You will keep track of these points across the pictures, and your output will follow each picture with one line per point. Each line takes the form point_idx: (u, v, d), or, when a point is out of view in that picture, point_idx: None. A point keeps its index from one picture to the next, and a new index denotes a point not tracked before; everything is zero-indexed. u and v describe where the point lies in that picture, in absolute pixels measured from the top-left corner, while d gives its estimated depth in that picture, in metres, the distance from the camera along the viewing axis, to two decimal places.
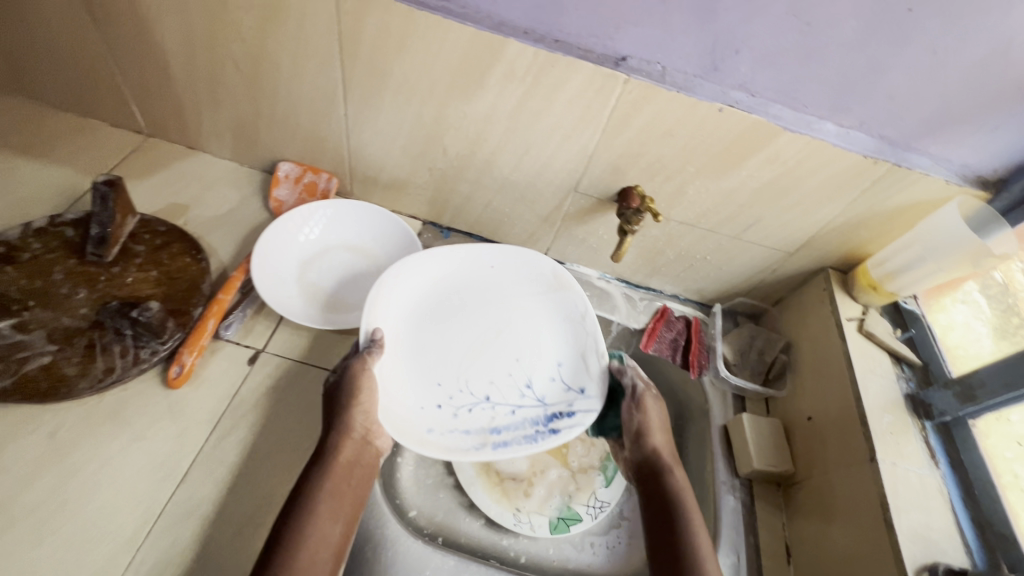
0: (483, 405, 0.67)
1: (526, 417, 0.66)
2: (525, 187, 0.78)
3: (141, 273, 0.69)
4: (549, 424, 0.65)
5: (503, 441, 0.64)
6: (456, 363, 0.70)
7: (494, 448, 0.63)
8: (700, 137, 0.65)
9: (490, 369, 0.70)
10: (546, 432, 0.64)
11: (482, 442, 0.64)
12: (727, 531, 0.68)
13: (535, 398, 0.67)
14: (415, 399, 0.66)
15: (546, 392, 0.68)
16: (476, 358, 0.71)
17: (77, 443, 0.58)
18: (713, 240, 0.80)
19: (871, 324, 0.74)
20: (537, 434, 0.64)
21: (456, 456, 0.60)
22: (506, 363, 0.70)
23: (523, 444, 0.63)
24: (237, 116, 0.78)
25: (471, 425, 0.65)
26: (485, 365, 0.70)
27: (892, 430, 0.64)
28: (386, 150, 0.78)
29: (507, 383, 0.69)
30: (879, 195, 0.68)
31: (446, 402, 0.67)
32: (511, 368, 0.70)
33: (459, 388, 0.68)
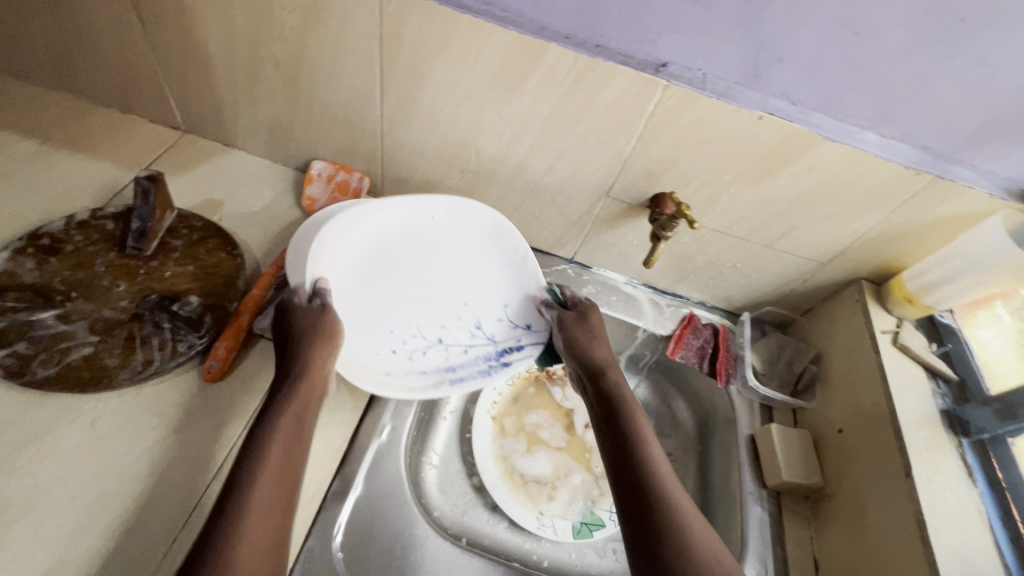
0: (437, 346, 0.74)
1: (478, 354, 0.74)
2: (556, 191, 0.78)
3: (179, 268, 0.70)
4: (501, 358, 0.73)
5: (458, 377, 0.72)
6: (405, 311, 0.75)
7: (451, 383, 0.71)
8: (739, 145, 0.65)
9: (438, 315, 0.76)
10: (499, 365, 0.73)
11: (439, 379, 0.71)
12: (754, 543, 0.68)
13: (484, 337, 0.75)
14: (369, 346, 0.71)
15: (495, 331, 0.75)
16: (423, 305, 0.76)
17: (116, 433, 0.59)
18: (744, 248, 0.79)
19: (906, 337, 0.73)
20: (490, 369, 0.73)
21: (418, 394, 0.67)
22: (454, 307, 0.77)
23: (478, 378, 0.71)
24: (274, 114, 0.79)
25: (427, 365, 0.72)
26: (433, 310, 0.76)
27: (928, 446, 0.63)
28: (419, 151, 0.78)
29: (457, 326, 0.75)
30: (919, 207, 0.67)
31: (399, 346, 0.72)
32: (460, 313, 0.76)
33: (411, 333, 0.74)
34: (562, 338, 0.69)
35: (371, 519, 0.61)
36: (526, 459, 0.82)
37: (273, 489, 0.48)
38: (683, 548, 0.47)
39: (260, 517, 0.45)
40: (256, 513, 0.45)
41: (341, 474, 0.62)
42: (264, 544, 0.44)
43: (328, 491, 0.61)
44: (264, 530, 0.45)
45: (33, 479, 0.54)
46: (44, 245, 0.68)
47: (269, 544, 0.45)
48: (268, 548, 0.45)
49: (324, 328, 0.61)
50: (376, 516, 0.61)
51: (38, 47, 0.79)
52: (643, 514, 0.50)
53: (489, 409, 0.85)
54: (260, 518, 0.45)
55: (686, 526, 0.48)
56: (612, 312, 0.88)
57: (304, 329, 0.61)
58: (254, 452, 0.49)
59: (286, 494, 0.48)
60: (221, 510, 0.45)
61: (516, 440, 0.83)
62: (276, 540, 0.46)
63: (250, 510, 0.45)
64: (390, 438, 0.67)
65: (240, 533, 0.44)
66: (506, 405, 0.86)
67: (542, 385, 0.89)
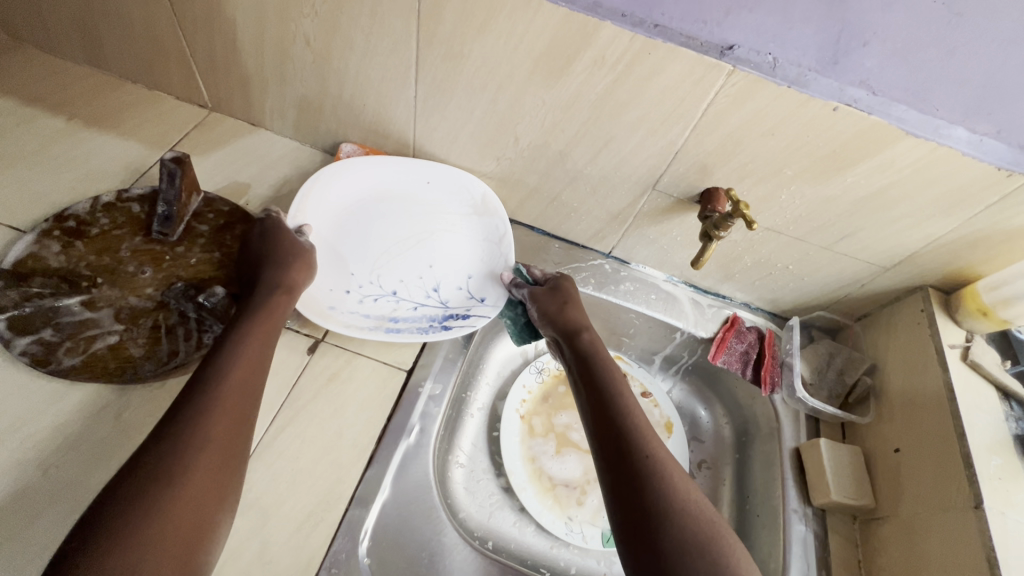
0: (390, 298, 0.71)
1: (425, 314, 0.71)
2: (598, 182, 0.73)
3: (205, 254, 0.68)
4: (445, 322, 0.71)
5: (396, 328, 0.69)
6: (372, 258, 0.73)
7: (386, 332, 0.68)
8: (808, 139, 0.59)
9: (401, 269, 0.73)
10: (439, 327, 0.70)
11: (378, 325, 0.69)
12: (796, 565, 0.64)
13: (438, 300, 0.72)
14: (325, 279, 0.70)
15: (450, 297, 0.73)
16: (390, 255, 0.73)
17: (141, 426, 0.57)
18: (800, 249, 0.73)
19: (977, 353, 0.67)
20: (430, 328, 0.70)
21: (351, 331, 0.65)
22: (419, 266, 0.74)
23: (414, 334, 0.69)
24: (303, 93, 0.76)
25: (373, 311, 0.70)
26: (398, 263, 0.73)
27: (1000, 474, 0.58)
28: (454, 136, 0.74)
29: (416, 283, 0.73)
30: (1007, 212, 0.60)
31: (354, 289, 0.70)
32: (422, 272, 0.73)
33: (369, 279, 0.71)
34: (536, 302, 0.68)
35: (398, 524, 0.59)
36: (555, 461, 0.79)
37: (237, 390, 0.49)
38: (662, 492, 0.49)
39: (225, 412, 0.48)
40: (219, 407, 0.47)
41: (367, 478, 0.59)
42: (228, 435, 0.47)
43: (354, 494, 0.58)
44: (226, 424, 0.47)
45: (58, 471, 0.53)
46: (69, 227, 0.66)
47: (232, 437, 0.47)
48: (233, 439, 0.47)
49: (296, 255, 0.63)
50: (403, 521, 0.59)
51: (63, 18, 0.76)
52: (624, 465, 0.51)
53: (518, 407, 0.81)
54: (225, 412, 0.47)
55: (665, 475, 0.50)
56: (650, 311, 0.83)
57: (277, 254, 0.62)
58: (222, 354, 0.51)
59: (250, 395, 0.50)
60: (185, 401, 0.47)
61: (545, 441, 0.80)
62: (240, 434, 0.48)
63: (214, 404, 0.47)
64: (418, 440, 0.64)
65: (204, 423, 0.46)
66: (536, 403, 0.83)
67: None
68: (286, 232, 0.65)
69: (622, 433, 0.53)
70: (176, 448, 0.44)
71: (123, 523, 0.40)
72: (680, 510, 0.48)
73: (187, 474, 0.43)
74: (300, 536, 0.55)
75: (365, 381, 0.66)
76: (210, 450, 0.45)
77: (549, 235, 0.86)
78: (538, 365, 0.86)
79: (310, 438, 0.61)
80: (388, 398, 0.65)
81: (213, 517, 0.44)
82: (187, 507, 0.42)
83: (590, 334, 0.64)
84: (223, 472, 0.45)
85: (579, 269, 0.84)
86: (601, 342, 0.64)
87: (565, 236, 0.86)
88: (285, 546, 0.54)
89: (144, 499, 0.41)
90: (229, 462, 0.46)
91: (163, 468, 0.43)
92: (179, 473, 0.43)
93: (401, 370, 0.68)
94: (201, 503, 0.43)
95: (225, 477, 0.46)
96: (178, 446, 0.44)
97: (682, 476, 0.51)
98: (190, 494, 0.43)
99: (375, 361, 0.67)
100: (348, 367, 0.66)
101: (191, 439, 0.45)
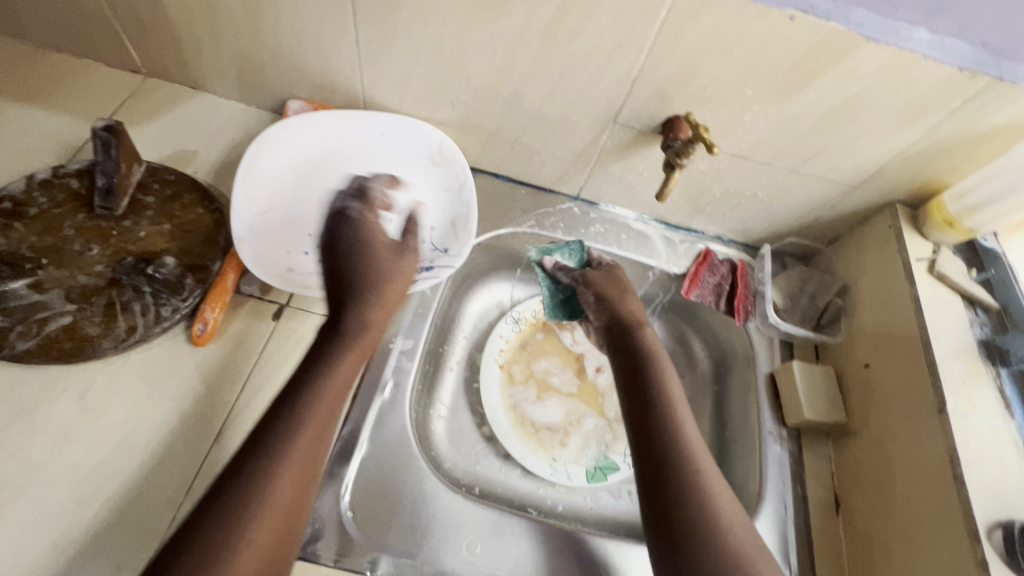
0: None
1: None
2: (557, 120, 0.71)
3: (153, 227, 0.65)
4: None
5: None
6: None
7: None
8: (766, 53, 0.56)
9: None
10: None
11: None
12: (773, 482, 0.66)
13: None
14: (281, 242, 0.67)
15: None
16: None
17: (108, 404, 0.56)
18: (768, 174, 0.72)
19: (944, 264, 0.67)
20: None
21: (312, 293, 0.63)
22: None
23: None
24: (239, 48, 0.71)
25: None
26: None
27: (963, 378, 0.59)
28: (403, 83, 0.70)
29: None
30: (969, 116, 0.59)
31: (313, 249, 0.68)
32: None
33: None
34: (591, 286, 0.73)
35: (378, 477, 0.60)
36: (536, 406, 0.80)
37: (330, 397, 0.50)
38: (705, 506, 0.50)
39: (317, 417, 0.49)
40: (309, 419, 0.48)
41: (344, 436, 0.60)
42: (314, 442, 0.48)
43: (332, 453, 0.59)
44: (312, 436, 0.48)
45: (27, 454, 0.53)
46: (5, 209, 0.62)
47: (318, 441, 0.48)
48: (317, 451, 0.48)
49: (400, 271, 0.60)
50: (383, 474, 0.60)
51: None
52: (658, 452, 0.54)
53: (496, 357, 0.82)
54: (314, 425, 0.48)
55: (697, 470, 0.52)
56: (622, 252, 0.82)
57: (383, 267, 0.58)
58: (319, 361, 0.52)
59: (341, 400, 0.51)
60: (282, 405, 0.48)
61: (525, 387, 0.81)
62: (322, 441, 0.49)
63: (304, 414, 0.48)
64: (392, 395, 0.64)
65: (297, 428, 0.47)
66: (514, 352, 0.83)
67: (550, 331, 0.86)
68: (383, 239, 0.61)
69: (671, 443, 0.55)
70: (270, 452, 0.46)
71: (221, 525, 0.42)
72: (711, 511, 0.50)
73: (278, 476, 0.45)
74: None
75: None
76: (297, 458, 0.46)
77: (515, 182, 0.84)
78: (515, 315, 0.86)
79: None
80: None
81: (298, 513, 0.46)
82: (276, 508, 0.44)
83: (646, 339, 0.67)
84: (306, 477, 0.47)
85: (548, 215, 0.83)
86: (654, 337, 0.67)
87: (530, 182, 0.84)
88: None
89: (241, 500, 0.43)
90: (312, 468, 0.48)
91: (253, 479, 0.44)
92: (271, 473, 0.45)
93: None
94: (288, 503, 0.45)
95: (308, 478, 0.47)
96: (270, 451, 0.46)
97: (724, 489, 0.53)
98: (280, 498, 0.45)
99: None
100: (316, 331, 0.65)
101: (284, 452, 0.46)
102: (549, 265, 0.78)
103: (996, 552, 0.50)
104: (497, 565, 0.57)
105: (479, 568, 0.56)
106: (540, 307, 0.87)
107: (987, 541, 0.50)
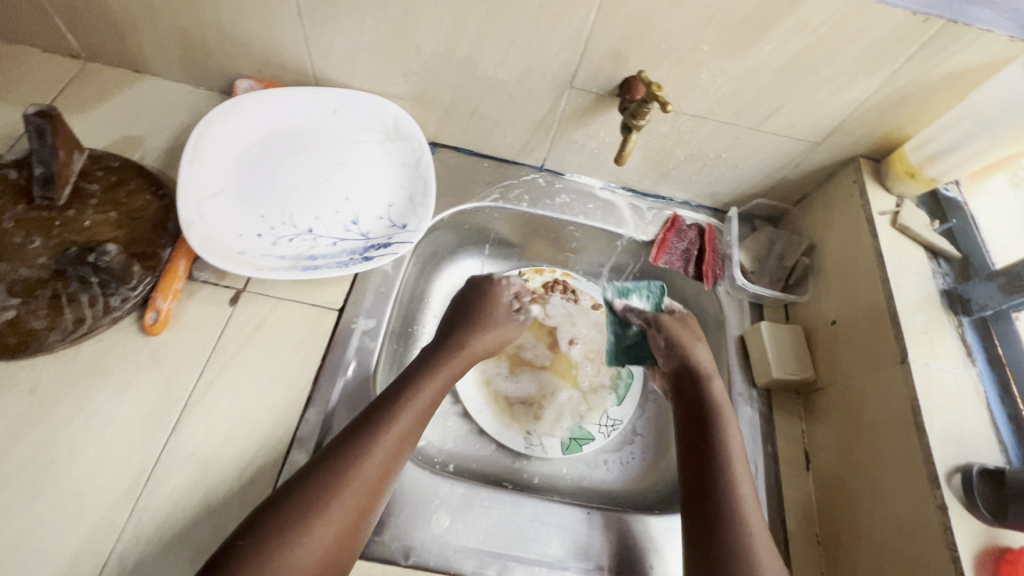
0: (305, 237, 0.67)
1: (345, 248, 0.67)
2: (513, 87, 0.69)
3: (99, 215, 0.63)
4: (366, 253, 0.67)
5: (314, 266, 0.65)
6: (281, 198, 0.68)
7: (303, 270, 0.64)
8: (718, 5, 0.55)
9: (315, 206, 0.69)
10: (360, 259, 0.66)
11: (294, 265, 0.65)
12: (744, 442, 0.67)
13: (358, 232, 0.68)
14: (231, 226, 0.64)
15: (371, 228, 0.69)
16: (302, 192, 0.69)
17: (60, 399, 0.55)
18: (730, 133, 0.70)
19: (907, 217, 0.67)
20: (350, 262, 0.66)
21: (263, 274, 0.61)
22: (334, 201, 0.69)
23: (333, 268, 0.65)
24: (179, 26, 0.68)
25: (288, 251, 0.65)
26: (311, 200, 0.69)
27: (926, 328, 0.59)
28: (353, 55, 0.68)
29: (333, 218, 0.68)
30: (927, 62, 0.58)
31: (266, 231, 0.65)
32: (339, 207, 0.69)
33: (281, 221, 0.67)
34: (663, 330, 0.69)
35: None
36: (509, 381, 0.79)
37: (414, 412, 0.57)
38: (735, 530, 0.53)
39: (398, 429, 0.54)
40: (385, 438, 0.53)
41: (306, 419, 0.59)
42: (392, 451, 0.53)
43: (294, 437, 0.57)
44: (397, 443, 0.54)
45: None
46: None
47: (394, 453, 0.54)
48: (391, 462, 0.53)
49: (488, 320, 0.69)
50: None
51: None
52: (712, 527, 0.53)
53: None
54: (388, 444, 0.53)
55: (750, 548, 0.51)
56: (589, 222, 0.81)
57: (475, 318, 0.69)
58: (410, 380, 0.60)
59: (422, 417, 0.58)
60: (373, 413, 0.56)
61: (498, 363, 0.80)
62: (394, 467, 0.53)
63: (386, 421, 0.54)
64: (356, 374, 0.63)
65: (383, 435, 0.53)
66: None
67: None
68: (493, 298, 0.71)
69: (713, 470, 0.57)
70: (354, 449, 0.52)
71: (302, 505, 0.48)
72: (741, 536, 0.52)
73: (355, 474, 0.51)
74: (243, 481, 0.54)
75: (294, 326, 0.64)
76: (373, 461, 0.52)
77: (477, 155, 0.82)
78: None
79: (242, 388, 0.59)
80: (320, 339, 0.64)
81: (365, 516, 0.51)
82: (349, 504, 0.49)
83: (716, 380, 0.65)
84: (379, 483, 0.52)
85: (512, 186, 0.81)
86: (723, 396, 0.64)
87: (493, 155, 0.82)
88: (228, 493, 0.53)
89: (322, 484, 0.49)
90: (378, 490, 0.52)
91: (339, 465, 0.51)
92: (349, 467, 0.51)
93: (333, 310, 0.66)
94: (360, 501, 0.50)
95: (379, 487, 0.52)
96: (354, 447, 0.52)
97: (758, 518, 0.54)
98: (352, 493, 0.50)
99: (303, 304, 0.65)
100: (276, 314, 0.64)
101: (371, 449, 0.52)
102: (619, 308, 0.73)
103: (956, 496, 0.50)
104: (467, 535, 0.57)
105: (448, 540, 0.56)
106: None
107: (947, 486, 0.51)
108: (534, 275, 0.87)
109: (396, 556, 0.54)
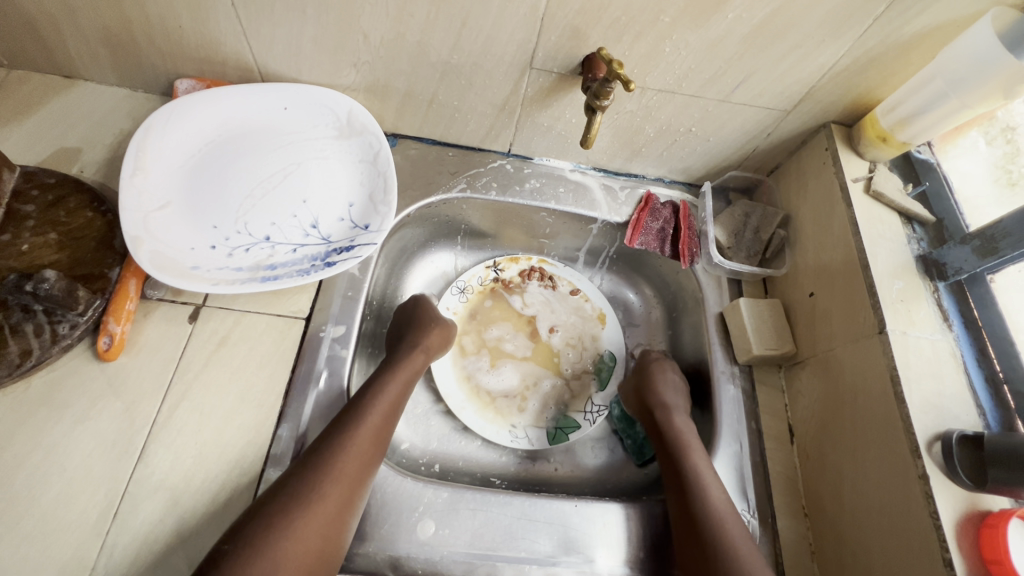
0: (263, 245, 0.64)
1: (306, 254, 0.64)
2: (470, 72, 0.65)
3: (37, 238, 0.59)
4: (327, 259, 0.64)
5: (275, 276, 0.62)
6: (233, 206, 0.64)
7: (263, 281, 0.61)
8: None
9: (271, 211, 0.65)
10: (322, 265, 0.63)
11: (253, 277, 0.61)
12: (727, 420, 0.66)
13: (319, 236, 0.65)
14: (183, 240, 0.61)
15: (332, 231, 0.66)
16: (256, 198, 0.65)
17: (13, 436, 0.52)
18: (699, 107, 0.68)
19: (880, 182, 0.66)
20: (312, 269, 0.63)
21: (220, 288, 0.58)
22: (291, 204, 0.66)
23: (295, 277, 0.62)
24: (103, 26, 0.63)
25: (246, 262, 0.62)
26: (265, 206, 0.65)
27: (902, 297, 0.59)
28: (296, 47, 0.63)
29: (290, 224, 0.65)
30: (895, 21, 0.56)
31: (220, 243, 0.62)
32: (296, 211, 0.66)
33: (235, 230, 0.63)
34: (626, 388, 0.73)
35: None
36: (490, 374, 0.78)
37: (382, 409, 0.58)
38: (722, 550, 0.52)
39: (369, 424, 0.55)
40: (356, 442, 0.54)
41: (279, 436, 0.57)
42: (365, 446, 0.54)
43: (268, 455, 0.55)
44: (370, 437, 0.55)
45: None
46: None
47: (369, 449, 0.54)
48: (366, 456, 0.54)
49: (434, 323, 0.70)
50: None
51: None
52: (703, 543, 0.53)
53: None
54: (359, 449, 0.53)
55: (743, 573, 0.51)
56: (561, 207, 0.78)
57: (419, 321, 0.70)
58: (372, 382, 0.60)
59: (391, 414, 0.59)
60: (342, 412, 0.56)
61: (478, 357, 0.79)
62: (371, 461, 0.54)
63: (357, 418, 0.55)
64: (329, 384, 0.61)
65: (355, 432, 0.54)
66: (464, 323, 0.81)
67: (498, 298, 0.83)
68: (428, 305, 0.72)
69: (684, 477, 0.59)
70: (327, 446, 0.52)
71: (281, 505, 0.48)
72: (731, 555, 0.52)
73: (332, 473, 0.51)
74: (217, 505, 0.52)
75: (260, 339, 0.61)
76: (349, 457, 0.52)
77: (441, 144, 0.79)
78: (460, 285, 0.83)
79: (209, 408, 0.56)
80: (288, 350, 0.61)
81: (347, 512, 0.51)
82: (328, 502, 0.50)
83: (669, 401, 0.67)
84: (358, 478, 0.52)
85: (480, 175, 0.78)
86: (681, 421, 0.65)
87: (457, 142, 0.79)
88: (201, 520, 0.51)
89: (302, 484, 0.50)
90: (355, 493, 0.52)
91: (317, 464, 0.51)
92: (327, 464, 0.51)
93: (299, 320, 0.63)
94: (340, 497, 0.51)
95: (357, 482, 0.52)
96: (328, 446, 0.53)
97: (739, 532, 0.54)
98: (332, 490, 0.50)
99: (268, 316, 0.63)
100: (240, 328, 0.61)
101: (346, 446, 0.53)
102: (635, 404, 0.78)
103: (936, 464, 0.50)
104: (454, 540, 0.56)
105: (435, 546, 0.55)
106: (485, 274, 0.84)
107: (928, 455, 0.51)
108: (510, 264, 0.85)
109: (381, 568, 0.54)
